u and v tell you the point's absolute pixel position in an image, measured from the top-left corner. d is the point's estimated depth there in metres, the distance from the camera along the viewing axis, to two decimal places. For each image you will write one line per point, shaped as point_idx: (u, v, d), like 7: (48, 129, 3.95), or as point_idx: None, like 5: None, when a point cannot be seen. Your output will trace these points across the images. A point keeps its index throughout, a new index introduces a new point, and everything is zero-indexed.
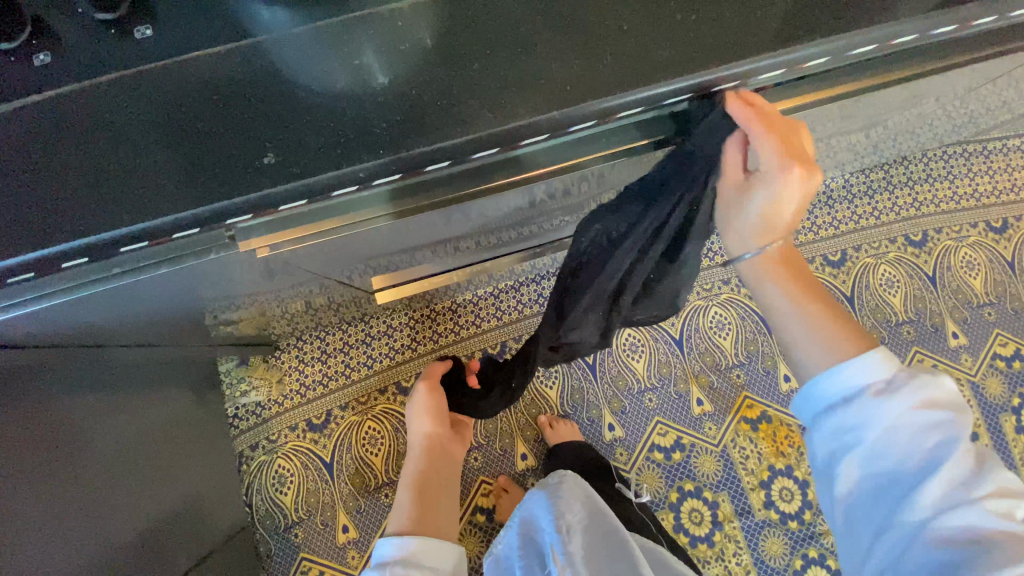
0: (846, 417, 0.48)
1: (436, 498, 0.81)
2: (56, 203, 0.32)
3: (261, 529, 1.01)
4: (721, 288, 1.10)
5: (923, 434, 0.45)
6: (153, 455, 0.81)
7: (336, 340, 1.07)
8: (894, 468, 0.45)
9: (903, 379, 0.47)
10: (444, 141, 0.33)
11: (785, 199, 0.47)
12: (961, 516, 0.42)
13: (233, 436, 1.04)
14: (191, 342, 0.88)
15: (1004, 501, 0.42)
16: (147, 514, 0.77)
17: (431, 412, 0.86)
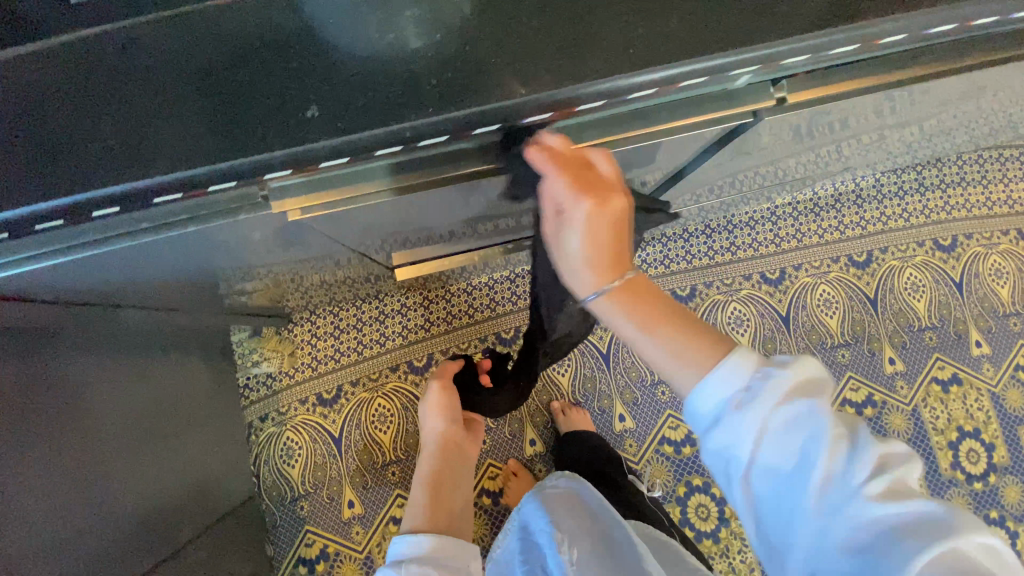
0: (718, 434, 0.42)
1: (448, 498, 0.83)
2: (86, 149, 0.30)
3: (266, 500, 1.02)
4: (743, 284, 1.08)
5: (795, 434, 0.40)
6: (161, 422, 0.81)
7: (350, 317, 1.06)
8: (778, 478, 0.40)
9: (759, 380, 0.41)
10: (496, 103, 0.31)
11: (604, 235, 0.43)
12: (858, 518, 0.37)
13: (244, 405, 1.04)
14: (203, 310, 0.87)
15: (891, 479, 0.38)
16: (154, 481, 0.77)
17: (444, 411, 0.85)
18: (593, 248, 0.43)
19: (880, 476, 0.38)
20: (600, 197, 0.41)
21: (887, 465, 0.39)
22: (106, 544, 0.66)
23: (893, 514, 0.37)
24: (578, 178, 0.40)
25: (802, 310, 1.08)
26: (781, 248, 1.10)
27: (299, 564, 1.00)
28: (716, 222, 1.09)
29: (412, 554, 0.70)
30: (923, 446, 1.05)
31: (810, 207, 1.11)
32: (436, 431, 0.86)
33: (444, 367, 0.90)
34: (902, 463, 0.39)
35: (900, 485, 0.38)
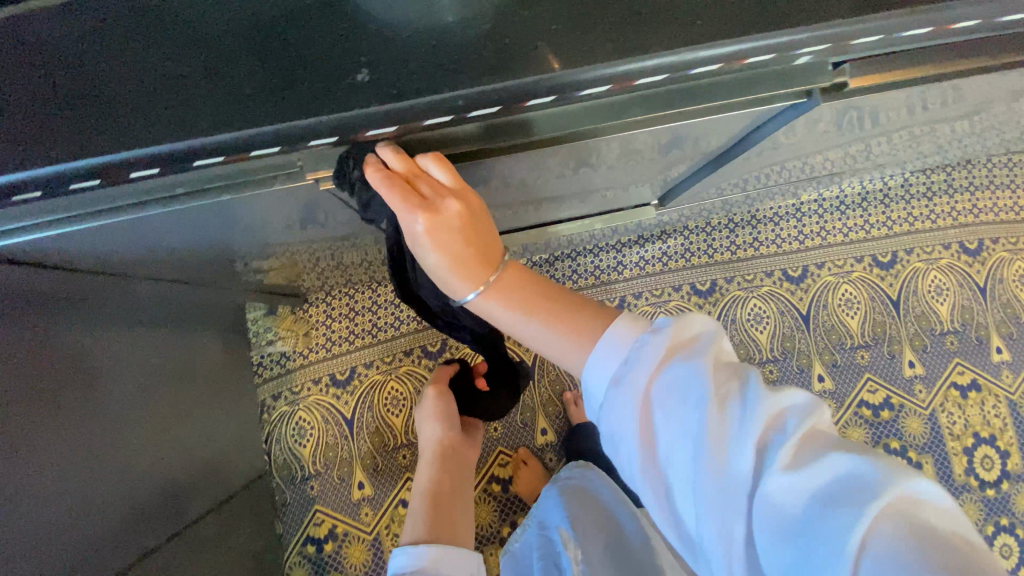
0: (613, 420, 0.40)
1: (452, 506, 0.78)
2: (161, 109, 0.35)
3: (277, 479, 1.02)
4: (763, 281, 1.07)
5: (679, 405, 0.37)
6: (173, 395, 0.81)
7: (365, 299, 1.06)
8: (679, 459, 0.37)
9: (636, 354, 0.40)
10: (561, 73, 0.34)
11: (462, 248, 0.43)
12: (772, 492, 0.34)
13: (257, 383, 1.04)
14: (220, 286, 0.87)
15: (793, 442, 0.35)
16: (167, 454, 0.77)
17: (443, 416, 0.84)
18: (445, 257, 0.44)
19: (782, 435, 0.35)
20: (427, 212, 0.41)
21: (788, 421, 0.35)
22: (120, 514, 0.66)
23: (804, 479, 0.33)
24: (409, 194, 0.40)
25: (822, 309, 1.06)
26: (804, 245, 1.08)
27: (307, 543, 1.00)
28: (739, 217, 1.07)
29: (416, 566, 0.68)
30: (938, 451, 1.04)
31: (836, 204, 1.09)
32: (434, 438, 0.83)
33: (439, 371, 0.90)
34: (804, 415, 0.36)
35: (809, 441, 0.35)
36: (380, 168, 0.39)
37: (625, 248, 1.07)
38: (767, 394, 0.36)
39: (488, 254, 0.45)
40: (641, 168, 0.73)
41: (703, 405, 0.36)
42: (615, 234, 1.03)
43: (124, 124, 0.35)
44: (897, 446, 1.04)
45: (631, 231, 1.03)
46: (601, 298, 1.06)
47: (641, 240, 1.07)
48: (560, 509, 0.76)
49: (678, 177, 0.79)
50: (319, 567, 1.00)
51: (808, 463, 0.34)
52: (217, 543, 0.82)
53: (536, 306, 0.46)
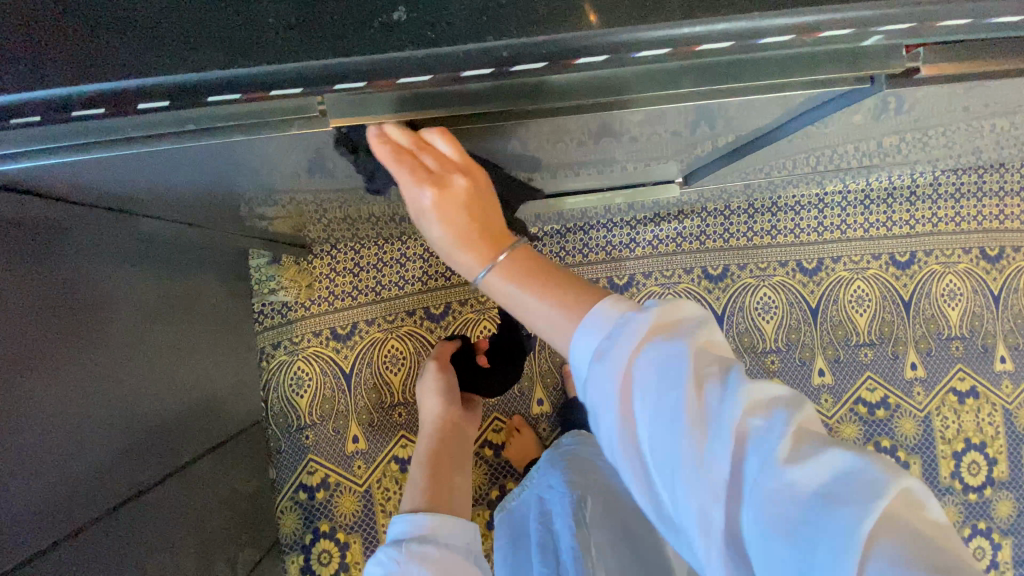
0: (595, 398, 0.39)
1: (451, 477, 0.77)
2: (173, 35, 0.32)
3: (273, 426, 1.02)
4: (777, 270, 1.04)
5: (660, 388, 0.35)
6: (169, 339, 0.80)
7: (371, 256, 1.04)
8: (659, 446, 0.35)
9: (618, 331, 0.38)
10: (617, 31, 0.32)
11: (457, 223, 0.46)
12: (769, 490, 0.31)
13: (257, 331, 1.03)
14: (221, 231, 0.85)
15: (789, 438, 0.32)
16: (165, 394, 0.77)
17: (443, 391, 0.83)
18: (449, 232, 0.47)
19: (769, 424, 0.33)
20: (433, 184, 0.44)
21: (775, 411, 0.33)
22: (115, 448, 0.67)
23: (804, 477, 0.31)
24: (414, 168, 0.43)
25: (832, 303, 1.04)
26: (822, 237, 1.05)
27: (299, 489, 1.02)
28: (759, 202, 1.04)
29: (415, 534, 0.65)
30: (926, 453, 1.05)
31: (860, 198, 1.06)
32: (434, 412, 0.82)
33: (441, 348, 0.89)
34: (790, 408, 0.34)
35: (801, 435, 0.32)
36: (382, 141, 0.42)
37: (639, 225, 1.04)
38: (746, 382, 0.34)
39: (492, 231, 0.47)
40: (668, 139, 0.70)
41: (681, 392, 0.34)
42: (631, 210, 1.00)
43: (132, 48, 0.32)
44: (887, 445, 1.04)
45: (648, 208, 1.00)
46: (610, 275, 1.04)
47: (656, 219, 1.04)
48: (554, 472, 0.76)
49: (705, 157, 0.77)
50: (310, 514, 1.02)
51: (804, 456, 0.31)
52: (208, 487, 0.83)
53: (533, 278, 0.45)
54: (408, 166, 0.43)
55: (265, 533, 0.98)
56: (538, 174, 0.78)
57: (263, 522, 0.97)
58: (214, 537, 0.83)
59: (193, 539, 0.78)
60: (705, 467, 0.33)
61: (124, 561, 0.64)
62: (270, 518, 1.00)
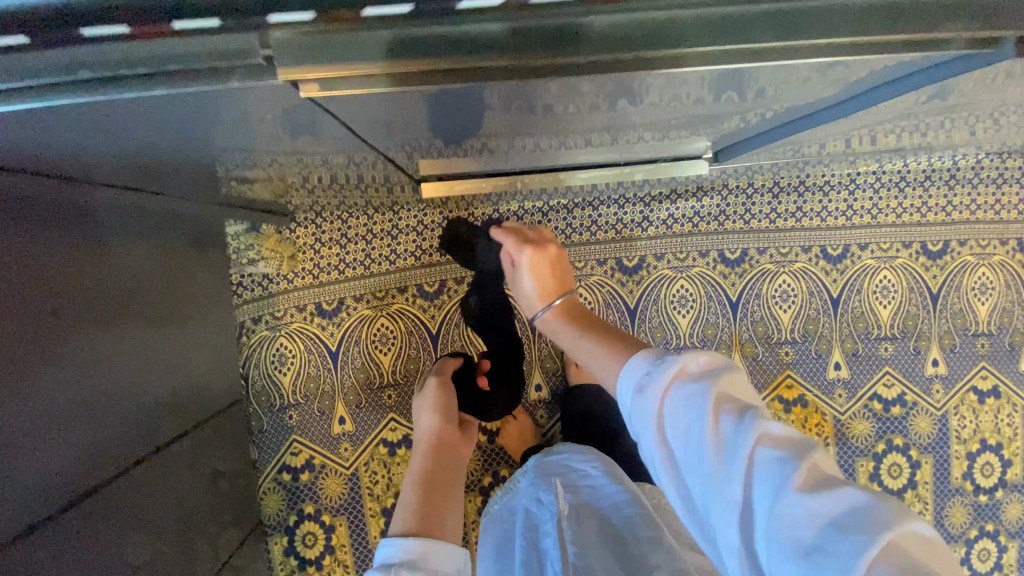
0: (637, 421, 0.43)
1: (445, 499, 0.73)
2: None
3: (255, 404, 0.96)
4: (799, 256, 0.96)
5: (686, 413, 0.39)
6: (143, 311, 0.73)
7: (359, 226, 0.95)
8: (688, 473, 0.38)
9: (658, 366, 0.43)
10: None
11: (541, 277, 0.74)
12: (781, 511, 0.32)
13: (235, 304, 0.96)
14: (193, 193, 0.76)
15: (805, 467, 0.33)
16: (139, 373, 0.71)
17: (441, 409, 0.78)
18: (534, 284, 0.75)
19: (781, 454, 0.34)
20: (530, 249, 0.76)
21: (789, 444, 0.35)
22: (90, 435, 0.61)
23: (816, 502, 0.31)
24: (520, 240, 0.78)
25: (855, 293, 0.97)
26: (850, 222, 0.97)
27: (282, 470, 0.97)
28: (786, 181, 0.95)
29: (403, 559, 0.61)
30: (939, 452, 1.00)
31: (894, 181, 0.97)
32: (430, 429, 0.78)
33: (443, 363, 0.86)
34: (807, 445, 0.35)
35: (814, 467, 0.33)
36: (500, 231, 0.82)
37: (653, 202, 0.95)
38: (765, 419, 0.36)
39: (561, 284, 0.75)
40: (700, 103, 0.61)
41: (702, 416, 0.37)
42: (646, 185, 0.91)
43: None
44: (899, 443, 0.99)
45: (665, 184, 0.91)
46: (619, 255, 0.96)
47: (672, 196, 0.95)
48: (543, 489, 0.73)
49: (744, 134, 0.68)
50: (294, 495, 0.97)
51: (814, 484, 0.32)
52: (187, 468, 0.78)
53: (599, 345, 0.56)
54: (513, 239, 0.78)
55: (247, 514, 0.94)
56: (547, 138, 0.70)
57: (244, 503, 0.93)
58: (195, 520, 0.79)
59: (174, 522, 0.74)
60: (721, 485, 0.35)
61: (101, 547, 0.60)
62: (252, 499, 0.95)
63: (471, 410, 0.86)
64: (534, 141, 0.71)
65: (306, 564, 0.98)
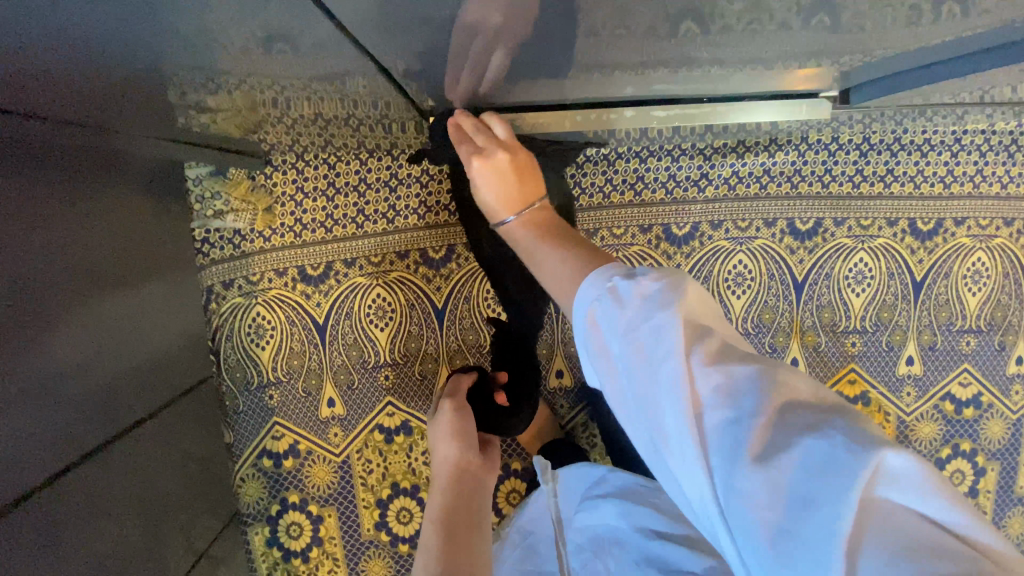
0: (588, 367, 0.37)
1: (472, 537, 0.58)
2: None
3: (228, 382, 0.82)
4: (882, 230, 0.80)
5: (629, 365, 0.32)
6: (84, 267, 0.57)
7: (351, 174, 0.79)
8: (637, 433, 0.33)
9: (603, 300, 0.35)
10: None
11: (500, 184, 0.58)
12: (734, 487, 0.27)
13: (201, 264, 0.79)
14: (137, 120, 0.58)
15: (759, 429, 0.27)
16: (84, 343, 0.56)
17: (461, 433, 0.67)
18: (494, 195, 0.58)
19: (730, 414, 0.28)
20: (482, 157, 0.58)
21: (741, 397, 0.28)
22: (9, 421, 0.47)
23: (775, 477, 0.26)
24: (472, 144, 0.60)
25: (942, 278, 0.82)
26: (948, 191, 0.80)
27: (262, 456, 0.84)
28: (877, 136, 0.78)
29: None
30: (1008, 458, 0.86)
31: (1006, 143, 0.79)
32: (449, 458, 0.66)
33: (455, 380, 0.74)
34: (765, 387, 0.28)
35: (769, 421, 0.27)
36: (453, 128, 0.63)
37: (714, 156, 0.77)
38: (716, 365, 0.29)
39: (529, 188, 0.58)
40: (832, 4, 0.43)
41: (648, 375, 0.31)
42: (708, 134, 0.74)
43: None
44: (966, 449, 0.86)
45: (734, 133, 0.73)
46: (667, 222, 0.79)
47: (738, 150, 0.77)
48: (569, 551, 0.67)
49: (869, 76, 0.61)
50: (276, 483, 0.85)
51: (768, 447, 0.27)
52: (149, 459, 0.65)
53: (552, 250, 0.47)
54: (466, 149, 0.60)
55: (222, 504, 0.81)
56: (605, 60, 0.53)
57: (219, 491, 0.80)
58: (163, 512, 0.67)
59: (135, 517, 0.62)
60: (673, 454, 0.30)
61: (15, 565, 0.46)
62: (227, 487, 0.83)
63: (494, 429, 0.74)
64: (586, 64, 0.54)
65: (291, 556, 0.87)
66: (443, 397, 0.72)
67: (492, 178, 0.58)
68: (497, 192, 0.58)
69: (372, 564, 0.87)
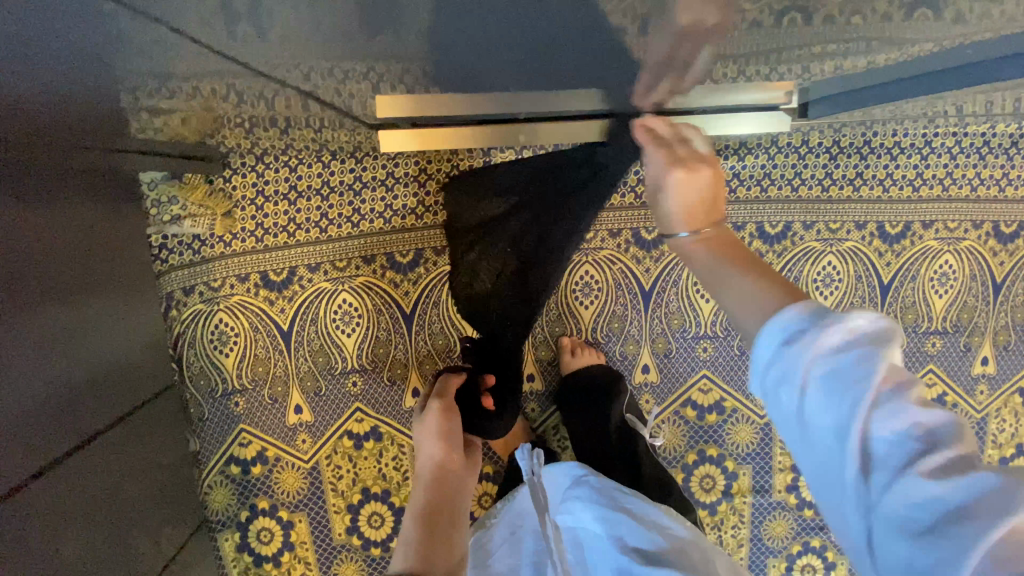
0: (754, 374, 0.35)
1: (455, 535, 0.58)
2: None
3: (191, 390, 0.80)
4: (851, 233, 0.80)
5: (815, 378, 0.30)
6: (44, 275, 0.55)
7: (313, 178, 0.77)
8: (785, 431, 0.33)
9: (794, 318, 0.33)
10: None
11: (690, 195, 0.47)
12: (900, 500, 0.26)
13: (159, 271, 0.77)
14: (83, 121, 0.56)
15: (943, 455, 0.26)
16: (48, 350, 0.55)
17: (449, 433, 0.66)
18: (680, 205, 0.48)
19: (915, 439, 0.27)
20: (687, 168, 0.49)
21: (934, 428, 0.27)
22: None
23: (950, 500, 0.25)
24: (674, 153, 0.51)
25: (909, 280, 0.82)
26: (917, 193, 0.80)
27: (229, 463, 0.83)
28: (848, 139, 0.78)
29: None
30: None
31: (978, 146, 0.79)
32: (433, 456, 0.65)
33: (443, 382, 0.72)
34: (959, 432, 0.27)
35: (959, 454, 0.27)
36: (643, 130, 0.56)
37: None
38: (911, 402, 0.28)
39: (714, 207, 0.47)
40: None
41: (837, 390, 0.29)
42: None
43: None
44: None
45: None
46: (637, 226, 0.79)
47: None
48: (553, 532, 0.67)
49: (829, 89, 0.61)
50: (244, 490, 0.84)
51: (949, 470, 0.26)
52: (116, 466, 0.64)
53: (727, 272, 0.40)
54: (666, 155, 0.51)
55: (189, 510, 0.80)
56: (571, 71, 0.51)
57: (185, 499, 0.79)
58: (131, 521, 0.66)
59: (103, 528, 0.61)
60: (839, 464, 0.29)
61: None
62: (194, 494, 0.81)
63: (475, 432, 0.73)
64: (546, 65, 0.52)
65: (263, 561, 0.86)
66: (432, 398, 0.70)
67: (699, 189, 0.47)
68: (685, 205, 0.47)
69: (345, 567, 0.86)
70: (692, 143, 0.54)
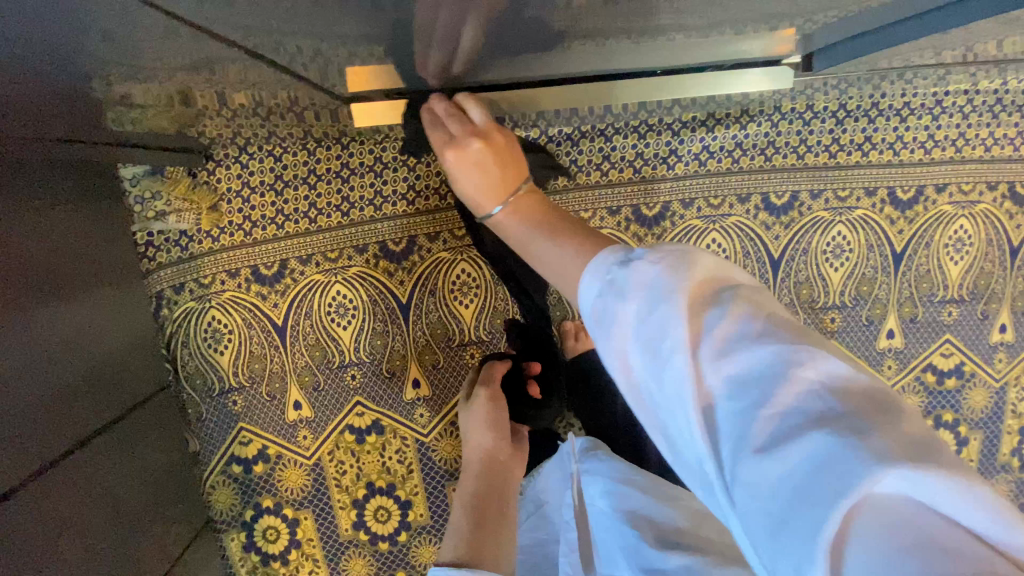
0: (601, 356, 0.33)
1: (503, 524, 0.57)
2: None
3: (188, 390, 0.79)
4: (860, 200, 0.77)
5: (637, 348, 0.29)
6: (26, 276, 0.54)
7: (299, 167, 0.75)
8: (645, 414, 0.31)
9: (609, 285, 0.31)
10: None
11: (483, 174, 0.52)
12: (740, 473, 0.24)
13: (147, 269, 0.75)
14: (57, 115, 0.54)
15: (765, 409, 0.24)
16: (36, 350, 0.54)
17: (496, 422, 0.65)
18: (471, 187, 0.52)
19: (737, 395, 0.25)
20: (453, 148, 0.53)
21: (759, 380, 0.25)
22: None
23: (783, 460, 0.23)
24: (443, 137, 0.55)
25: (923, 247, 0.79)
26: (929, 156, 0.77)
27: (231, 462, 0.81)
28: (854, 102, 0.75)
29: None
30: (991, 428, 0.84)
31: (990, 103, 0.76)
32: (482, 446, 0.64)
33: (489, 369, 0.71)
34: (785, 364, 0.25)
35: (788, 399, 0.24)
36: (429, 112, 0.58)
37: (683, 130, 0.75)
38: (721, 351, 0.26)
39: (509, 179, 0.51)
40: None
41: (657, 355, 0.28)
42: (677, 108, 0.70)
43: None
44: (949, 419, 0.83)
45: (706, 104, 0.70)
46: (637, 203, 0.77)
47: (708, 122, 0.75)
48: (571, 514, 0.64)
49: (832, 36, 0.56)
50: (248, 489, 0.82)
51: (775, 429, 0.24)
52: (116, 466, 0.62)
53: (531, 232, 0.44)
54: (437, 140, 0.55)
55: (193, 512, 0.78)
56: (561, 42, 0.49)
57: (188, 501, 0.77)
58: (136, 523, 0.65)
59: (104, 532, 0.59)
60: (683, 440, 0.27)
61: None
62: (196, 496, 0.80)
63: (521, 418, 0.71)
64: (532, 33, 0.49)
65: (271, 559, 0.84)
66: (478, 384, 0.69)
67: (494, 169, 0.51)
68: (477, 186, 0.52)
69: (353, 564, 0.85)
70: (476, 116, 0.55)
